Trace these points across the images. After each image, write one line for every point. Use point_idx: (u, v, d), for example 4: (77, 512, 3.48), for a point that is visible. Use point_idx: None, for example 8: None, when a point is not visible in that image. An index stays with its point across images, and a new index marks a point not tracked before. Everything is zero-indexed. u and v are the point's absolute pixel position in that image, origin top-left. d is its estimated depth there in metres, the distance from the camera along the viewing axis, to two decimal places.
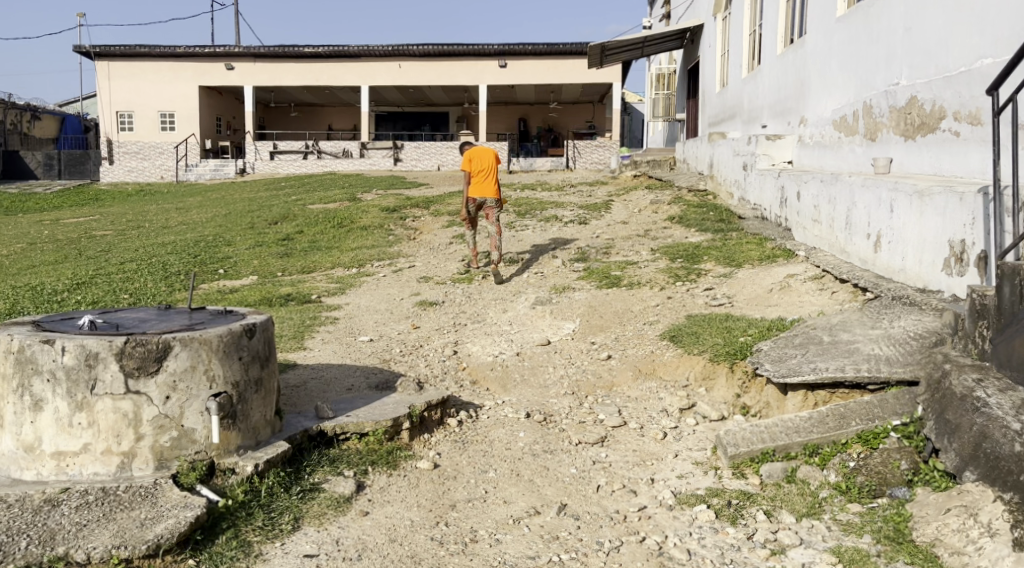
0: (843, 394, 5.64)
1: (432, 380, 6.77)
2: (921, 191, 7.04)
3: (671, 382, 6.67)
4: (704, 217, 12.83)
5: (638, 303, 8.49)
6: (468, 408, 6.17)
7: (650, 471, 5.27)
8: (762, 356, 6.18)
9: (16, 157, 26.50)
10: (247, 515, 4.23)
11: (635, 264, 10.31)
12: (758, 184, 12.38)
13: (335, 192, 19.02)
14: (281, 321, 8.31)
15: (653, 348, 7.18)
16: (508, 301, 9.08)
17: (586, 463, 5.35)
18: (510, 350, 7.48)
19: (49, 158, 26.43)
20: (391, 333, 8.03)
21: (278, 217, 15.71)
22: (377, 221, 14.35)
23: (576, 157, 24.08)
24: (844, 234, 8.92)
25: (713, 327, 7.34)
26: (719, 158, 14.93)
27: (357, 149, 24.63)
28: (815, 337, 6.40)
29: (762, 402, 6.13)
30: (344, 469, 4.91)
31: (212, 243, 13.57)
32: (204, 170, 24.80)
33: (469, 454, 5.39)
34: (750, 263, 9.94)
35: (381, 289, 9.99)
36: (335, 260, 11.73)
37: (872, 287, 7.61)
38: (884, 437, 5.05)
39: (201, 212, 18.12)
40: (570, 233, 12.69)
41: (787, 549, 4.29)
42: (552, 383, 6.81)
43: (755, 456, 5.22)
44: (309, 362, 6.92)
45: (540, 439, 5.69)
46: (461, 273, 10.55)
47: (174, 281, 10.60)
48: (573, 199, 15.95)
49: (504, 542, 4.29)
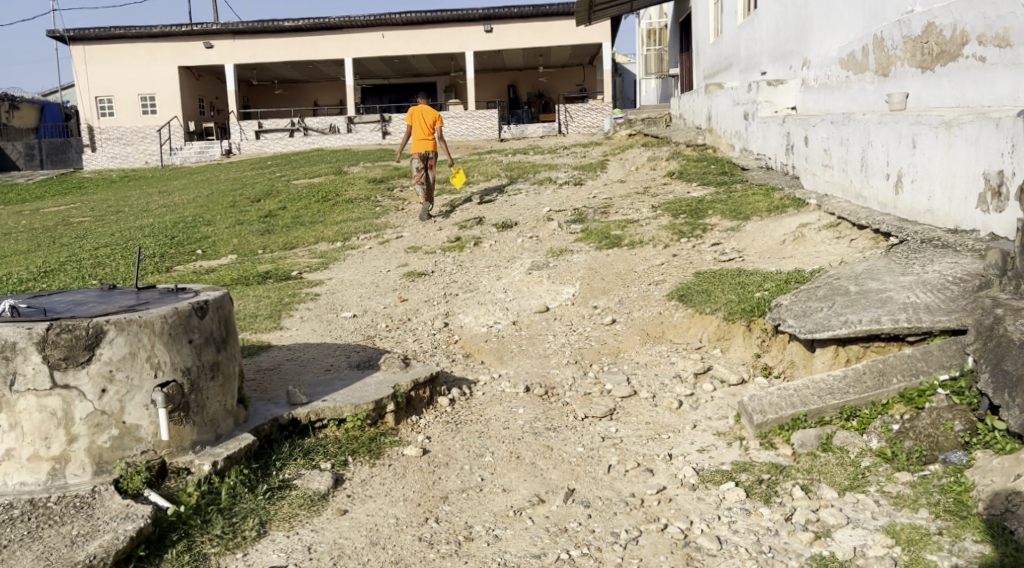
0: (879, 348, 5.03)
1: (421, 356, 6.16)
2: (948, 121, 6.46)
3: (683, 345, 6.10)
4: (705, 170, 12.17)
5: (642, 263, 7.86)
6: (460, 384, 5.57)
7: (667, 446, 4.67)
8: (784, 311, 5.59)
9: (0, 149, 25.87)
10: (203, 522, 3.64)
11: (636, 222, 9.67)
12: (762, 133, 11.72)
13: (322, 167, 18.35)
14: (257, 300, 7.69)
15: (661, 309, 6.58)
16: (502, 267, 8.44)
17: (593, 440, 4.75)
18: (506, 319, 6.86)
19: (31, 147, 25.60)
20: (376, 307, 7.41)
21: (262, 194, 15.05)
22: (364, 192, 13.70)
23: (568, 121, 23.28)
24: (859, 177, 8.29)
25: (724, 283, 6.72)
26: (717, 110, 14.23)
27: (344, 124, 23.86)
28: (841, 288, 5.79)
29: (786, 361, 5.53)
30: (319, 461, 4.32)
31: (191, 224, 12.91)
32: (189, 153, 23.85)
33: (463, 436, 4.80)
34: (758, 215, 9.30)
35: (367, 262, 9.36)
36: (319, 235, 11.09)
37: (896, 231, 7.00)
38: (931, 394, 4.50)
39: (183, 194, 17.43)
40: (565, 195, 12.03)
41: (833, 531, 3.70)
42: (553, 352, 6.20)
43: (785, 423, 4.64)
44: (285, 342, 6.30)
45: (541, 415, 5.10)
46: (452, 241, 9.91)
47: (149, 265, 9.94)
48: (567, 161, 15.30)
49: (504, 539, 3.69)
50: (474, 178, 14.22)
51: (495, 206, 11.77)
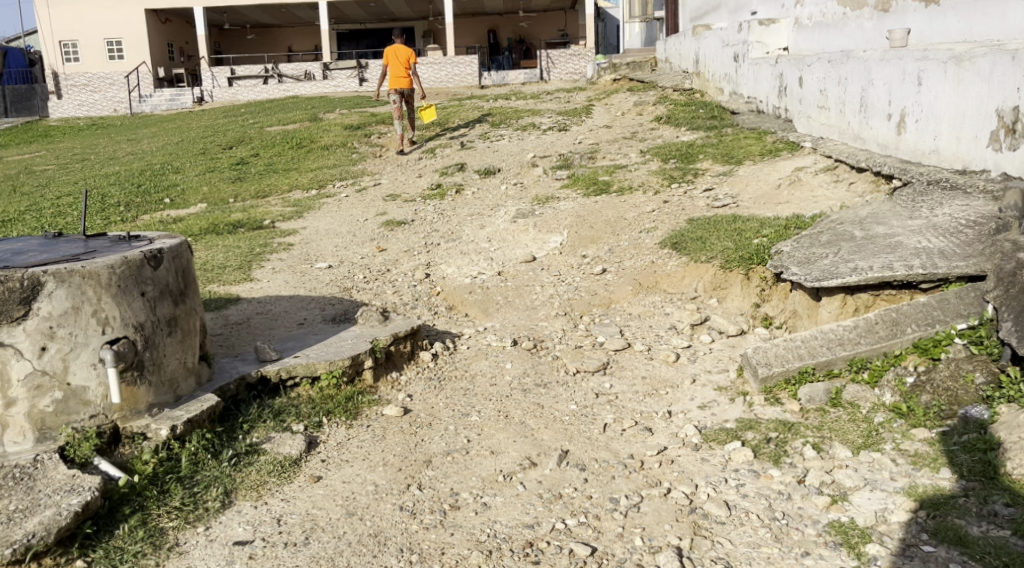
0: (890, 297, 4.72)
1: (401, 309, 5.80)
2: (958, 55, 6.21)
3: (678, 295, 5.78)
4: (694, 115, 11.76)
5: (632, 209, 7.50)
6: (443, 338, 5.23)
7: (665, 403, 4.35)
8: (787, 259, 5.27)
9: None
10: (160, 494, 3.30)
11: (625, 167, 9.29)
12: (752, 76, 11.28)
13: (296, 114, 17.79)
14: (227, 250, 7.30)
15: (654, 258, 6.24)
16: (486, 215, 8.06)
17: (587, 397, 4.43)
18: (491, 270, 6.49)
19: None
20: (353, 257, 7.03)
21: (234, 141, 14.53)
22: (339, 139, 13.22)
23: (550, 68, 22.69)
24: (858, 118, 7.94)
25: (720, 230, 6.38)
26: (706, 52, 13.76)
27: (319, 70, 23.16)
28: (845, 234, 5.46)
29: (789, 311, 5.22)
30: (291, 423, 3.97)
31: (159, 172, 12.41)
32: (159, 101, 23.08)
33: (447, 394, 4.47)
34: (750, 159, 8.93)
35: (343, 210, 8.96)
36: (292, 183, 10.65)
37: (899, 173, 6.68)
38: (948, 344, 4.21)
39: (152, 142, 16.85)
40: (550, 141, 11.61)
41: (850, 495, 3.41)
42: (541, 304, 5.86)
43: (792, 377, 4.33)
44: (255, 295, 5.92)
45: (530, 371, 4.77)
46: (432, 188, 9.50)
47: (113, 215, 9.49)
48: (550, 107, 14.83)
49: (493, 508, 3.37)
50: (454, 124, 13.74)
51: (476, 152, 11.34)
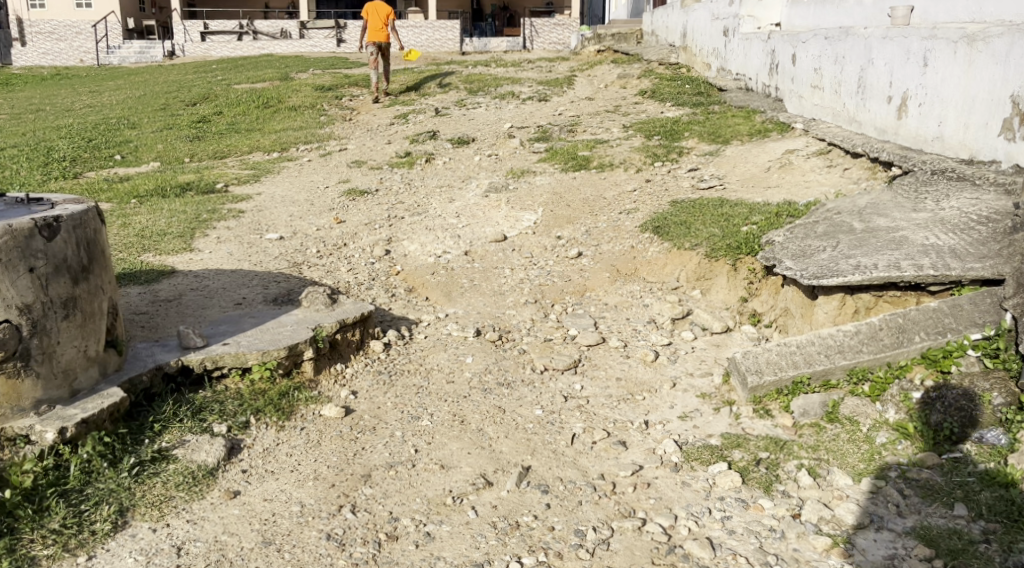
0: (893, 299, 4.22)
1: (355, 290, 5.27)
2: (971, 35, 5.73)
3: (658, 284, 5.30)
4: (680, 90, 11.22)
5: (612, 188, 6.98)
6: (398, 326, 4.71)
7: (642, 411, 3.86)
8: (780, 251, 4.77)
9: None
10: (38, 512, 2.83)
11: (606, 142, 8.76)
12: (742, 51, 10.74)
13: (266, 72, 17.03)
14: (170, 217, 6.73)
15: (634, 243, 5.74)
16: (456, 187, 7.50)
17: (554, 400, 3.93)
18: (457, 249, 5.96)
19: None
20: (309, 229, 6.48)
21: (197, 98, 13.82)
22: (309, 100, 12.58)
23: (534, 37, 21.96)
24: (855, 100, 7.43)
25: (705, 214, 5.88)
26: (694, 25, 13.19)
27: (295, 29, 22.37)
28: (843, 226, 4.97)
29: (779, 308, 4.74)
30: (212, 423, 3.46)
31: (114, 127, 11.73)
32: (129, 53, 22.15)
33: (397, 392, 3.96)
34: (739, 139, 8.43)
35: (303, 176, 8.39)
36: (253, 144, 10.03)
37: (899, 161, 6.21)
38: (959, 356, 3.75)
39: (114, 95, 16.07)
40: (529, 111, 11.04)
41: (852, 536, 2.96)
42: (509, 289, 5.34)
43: (784, 387, 3.84)
44: (193, 269, 5.38)
45: (492, 367, 4.26)
46: (401, 155, 8.93)
47: (57, 172, 8.85)
48: (531, 76, 14.20)
49: (438, 539, 2.89)
50: (431, 90, 13.09)
51: (450, 120, 10.75)
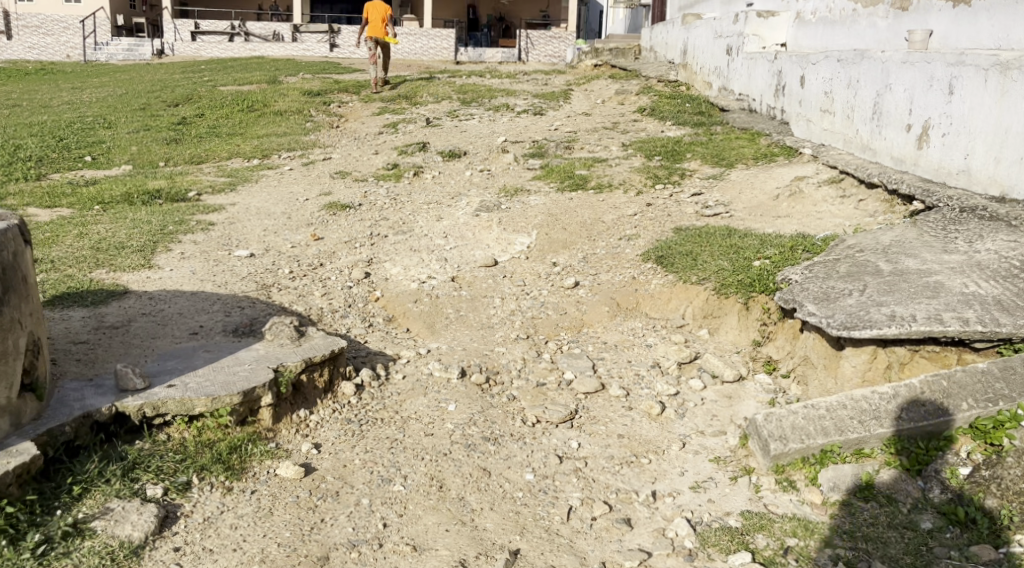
0: (932, 355, 3.72)
1: (328, 319, 4.76)
2: (1004, 62, 5.26)
3: (661, 322, 4.78)
4: (680, 108, 10.75)
5: (611, 211, 6.48)
6: (372, 364, 4.19)
7: (648, 478, 3.36)
8: (799, 292, 4.23)
9: None
10: None
11: (604, 161, 8.29)
12: (746, 71, 10.21)
13: (254, 74, 16.50)
14: (133, 228, 6.21)
15: (636, 273, 5.21)
16: (444, 205, 6.98)
17: (547, 461, 3.41)
18: (443, 274, 5.42)
19: None
20: (282, 245, 5.96)
21: (180, 98, 13.29)
22: (295, 105, 12.05)
23: (529, 49, 21.47)
24: (869, 126, 6.92)
25: (713, 245, 5.33)
26: (695, 42, 12.71)
27: (288, 32, 21.89)
28: (867, 265, 4.40)
29: (799, 357, 4.17)
30: (146, 484, 3.02)
31: (89, 126, 11.18)
32: (116, 50, 21.49)
33: (366, 446, 3.45)
34: (745, 163, 7.96)
35: (282, 186, 7.87)
36: (233, 149, 9.50)
37: (921, 195, 5.73)
38: (1012, 429, 3.18)
39: (95, 92, 15.49)
40: (523, 125, 10.55)
41: None
42: (498, 323, 4.82)
43: (811, 455, 3.29)
44: (149, 291, 4.87)
45: (476, 416, 3.73)
46: (387, 167, 8.43)
47: (21, 173, 8.33)
48: (526, 88, 13.71)
49: None
50: (422, 98, 12.59)
51: (442, 131, 10.24)
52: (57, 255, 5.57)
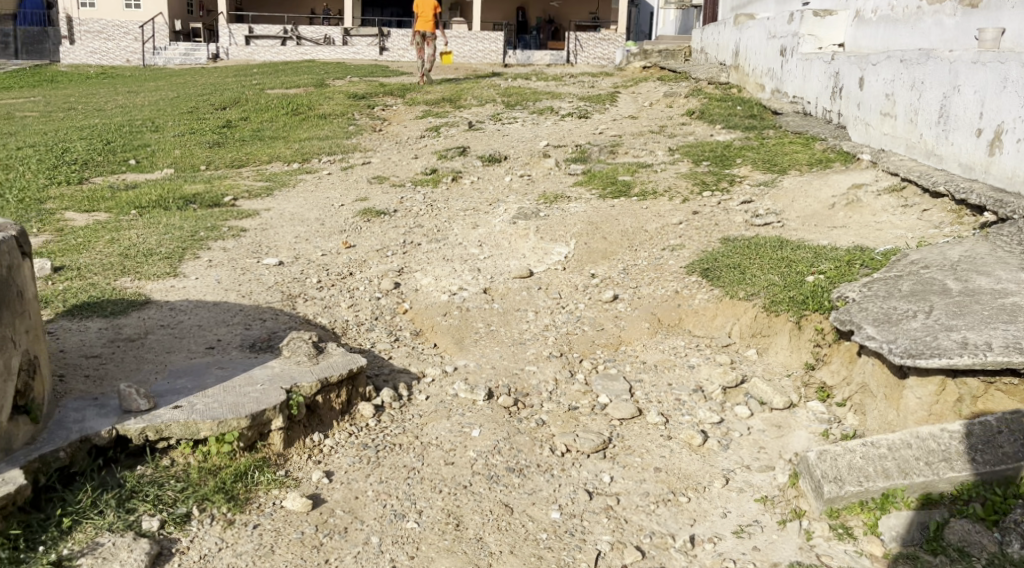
0: (1009, 388, 3.35)
1: (353, 333, 4.55)
2: None
3: (705, 340, 4.46)
4: (731, 111, 10.38)
5: (654, 219, 6.17)
6: (395, 383, 3.95)
7: (687, 519, 3.09)
8: (858, 313, 3.88)
9: None
10: None
11: (650, 166, 7.99)
12: (800, 72, 9.81)
13: (302, 78, 16.45)
14: (164, 234, 6.09)
15: (679, 286, 4.89)
16: (482, 211, 6.75)
17: (576, 498, 3.16)
18: (474, 285, 5.16)
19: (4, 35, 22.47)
20: (312, 253, 5.78)
21: (227, 102, 13.25)
22: (339, 108, 11.94)
23: (578, 51, 21.16)
24: (935, 130, 6.52)
25: (763, 257, 5.00)
26: (747, 44, 12.31)
27: (338, 35, 21.82)
28: (933, 283, 4.04)
29: (856, 384, 3.82)
30: (141, 518, 2.85)
31: (136, 129, 11.16)
32: (173, 55, 21.55)
33: (382, 476, 3.22)
34: (798, 169, 7.59)
35: (320, 191, 7.71)
36: (274, 153, 9.38)
37: (994, 205, 5.35)
38: None
39: (147, 96, 15.53)
40: (568, 128, 10.27)
41: None
42: (531, 339, 4.55)
43: (870, 499, 2.99)
44: (171, 300, 4.72)
45: (502, 444, 3.47)
46: (426, 172, 8.22)
47: (63, 176, 8.28)
48: (572, 91, 13.43)
49: None
50: (466, 102, 12.39)
51: (483, 135, 10.01)
52: (85, 262, 5.45)
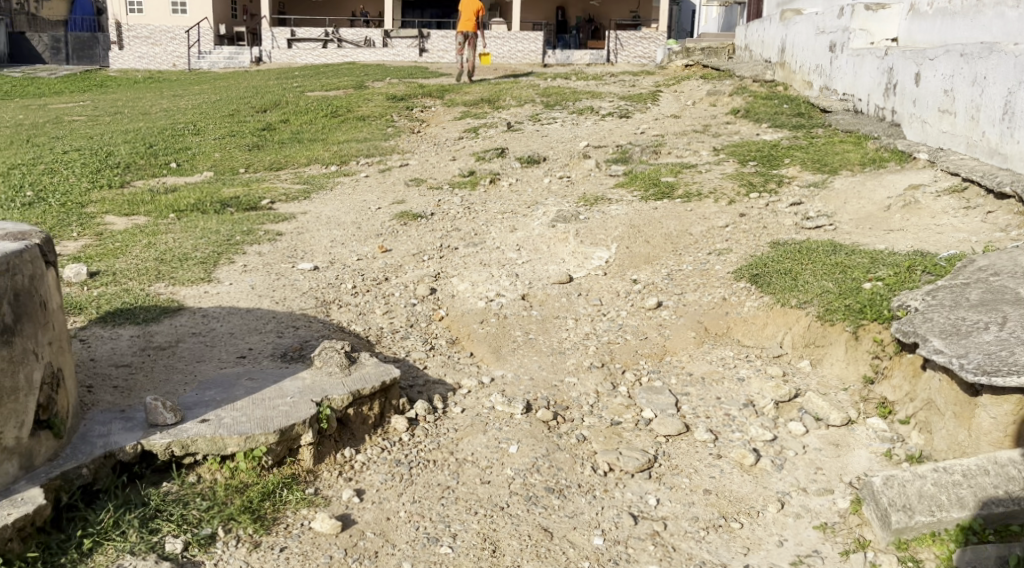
0: None
1: (387, 341, 4.40)
2: None
3: (756, 350, 4.25)
4: (777, 109, 10.09)
5: (698, 222, 5.96)
6: (430, 395, 3.80)
7: (739, 546, 2.90)
8: (923, 323, 3.64)
9: (25, 40, 22.87)
10: None
11: (695, 167, 7.76)
12: (850, 68, 9.51)
13: (343, 80, 16.42)
14: (200, 238, 6.00)
15: (727, 293, 4.67)
16: (520, 214, 6.58)
17: (620, 522, 2.98)
18: (512, 290, 4.99)
19: (56, 41, 22.84)
20: (347, 258, 5.65)
21: (268, 104, 13.23)
22: (378, 110, 11.85)
23: (618, 50, 20.89)
24: (998, 127, 6.22)
25: (816, 263, 4.76)
26: (793, 40, 12.00)
27: (378, 37, 21.59)
28: (1005, 292, 3.78)
29: (920, 400, 3.59)
30: (165, 539, 2.74)
31: (178, 133, 11.17)
32: (218, 59, 21.65)
33: (416, 495, 3.06)
34: (850, 169, 7.31)
35: (357, 194, 7.59)
36: (313, 156, 9.29)
37: None
38: None
39: (190, 100, 15.58)
40: (609, 128, 10.06)
41: None
42: (571, 348, 4.37)
43: (942, 530, 2.78)
44: (204, 306, 4.61)
45: (542, 461, 3.30)
46: (464, 174, 8.06)
47: (105, 180, 8.27)
48: (613, 90, 13.21)
49: None
50: (506, 102, 12.22)
51: (522, 136, 9.85)
52: (120, 267, 5.38)
